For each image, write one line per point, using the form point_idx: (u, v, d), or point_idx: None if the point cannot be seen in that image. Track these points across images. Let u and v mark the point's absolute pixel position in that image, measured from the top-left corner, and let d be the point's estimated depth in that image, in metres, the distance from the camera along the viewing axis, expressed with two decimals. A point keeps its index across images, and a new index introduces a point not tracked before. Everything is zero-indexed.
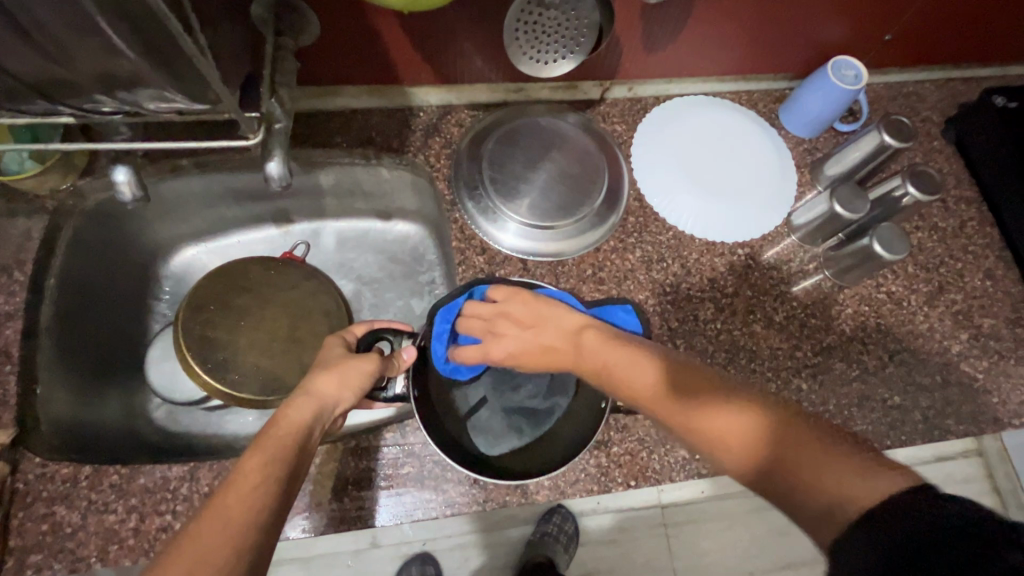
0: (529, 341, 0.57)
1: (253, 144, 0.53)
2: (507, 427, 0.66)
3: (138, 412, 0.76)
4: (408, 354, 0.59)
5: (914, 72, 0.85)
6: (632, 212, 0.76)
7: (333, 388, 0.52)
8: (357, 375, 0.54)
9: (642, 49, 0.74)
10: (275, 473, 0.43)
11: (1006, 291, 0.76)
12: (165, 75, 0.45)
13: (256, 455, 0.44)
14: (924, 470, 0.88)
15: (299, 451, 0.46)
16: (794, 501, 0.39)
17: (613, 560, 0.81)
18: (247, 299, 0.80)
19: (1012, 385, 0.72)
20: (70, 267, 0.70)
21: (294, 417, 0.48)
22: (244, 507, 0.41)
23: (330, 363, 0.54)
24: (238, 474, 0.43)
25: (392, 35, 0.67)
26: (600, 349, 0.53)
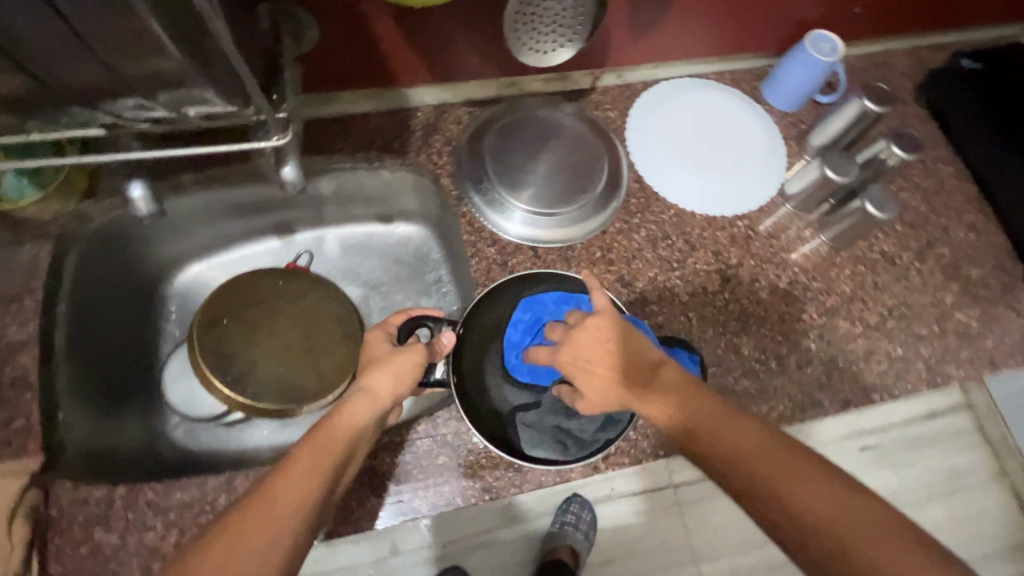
0: (602, 363, 0.53)
1: (285, 142, 0.54)
2: (551, 444, 0.64)
3: (157, 432, 0.76)
4: (448, 339, 0.61)
5: (883, 42, 0.89)
6: (633, 194, 0.78)
7: (388, 386, 0.54)
8: (413, 369, 0.56)
9: (628, 35, 0.77)
10: (326, 465, 0.47)
11: (989, 241, 0.81)
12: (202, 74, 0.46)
13: (307, 447, 0.48)
14: (921, 426, 0.92)
15: (348, 443, 0.49)
16: (832, 561, 0.41)
17: (631, 547, 0.80)
18: (258, 311, 0.78)
19: (1002, 330, 0.77)
20: (79, 291, 0.69)
21: (355, 414, 0.52)
22: (296, 492, 0.44)
23: (381, 359, 0.56)
24: (290, 460, 0.46)
25: (389, 34, 0.69)
26: (676, 392, 0.51)
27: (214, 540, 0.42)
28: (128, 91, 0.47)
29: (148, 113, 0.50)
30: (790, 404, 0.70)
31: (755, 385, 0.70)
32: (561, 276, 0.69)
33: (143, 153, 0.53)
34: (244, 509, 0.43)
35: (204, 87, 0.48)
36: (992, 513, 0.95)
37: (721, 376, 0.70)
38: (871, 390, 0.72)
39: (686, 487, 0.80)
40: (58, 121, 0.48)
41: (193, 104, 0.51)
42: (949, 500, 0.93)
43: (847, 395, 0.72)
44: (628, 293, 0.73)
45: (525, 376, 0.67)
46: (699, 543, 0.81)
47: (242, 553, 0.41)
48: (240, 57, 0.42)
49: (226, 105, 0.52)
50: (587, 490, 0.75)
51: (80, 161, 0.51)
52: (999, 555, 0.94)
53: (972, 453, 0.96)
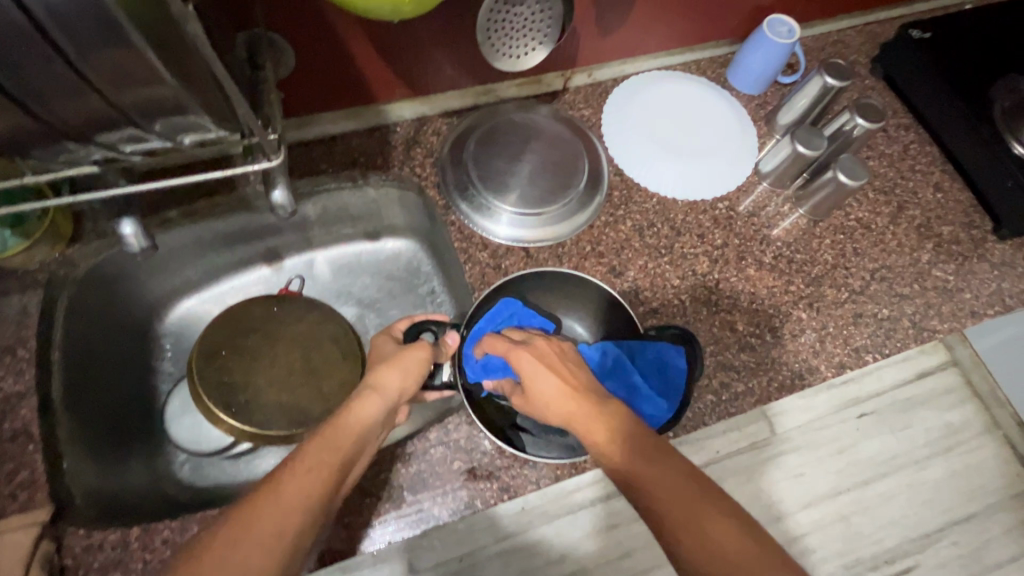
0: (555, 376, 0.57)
1: (278, 163, 0.54)
2: (552, 446, 0.69)
3: (164, 472, 0.75)
4: (453, 340, 0.66)
5: (835, 22, 0.93)
6: (615, 187, 0.80)
7: (395, 381, 0.58)
8: (419, 365, 0.60)
9: (596, 35, 0.79)
10: (330, 461, 0.49)
11: (956, 199, 0.84)
12: (197, 100, 0.47)
13: (314, 443, 0.50)
14: (911, 387, 0.95)
15: (353, 442, 0.52)
16: None
17: None
18: (255, 339, 0.78)
19: (979, 281, 0.80)
20: (72, 338, 0.68)
21: (364, 411, 0.55)
22: (302, 488, 0.46)
23: (386, 357, 0.60)
24: (298, 456, 0.49)
25: (363, 53, 0.69)
26: (614, 423, 0.52)
27: (224, 527, 0.44)
28: (124, 126, 0.47)
29: (143, 145, 0.50)
30: (788, 373, 0.72)
31: (754, 358, 0.72)
32: (539, 275, 0.71)
33: (139, 188, 0.52)
34: (254, 503, 0.45)
35: (203, 113, 0.48)
36: (989, 464, 0.98)
37: (720, 353, 0.72)
38: (863, 351, 0.75)
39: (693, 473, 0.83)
40: (56, 159, 0.49)
41: (187, 132, 0.51)
42: (948, 455, 0.96)
43: (841, 359, 0.74)
44: (621, 283, 0.74)
45: (475, 372, 0.65)
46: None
47: (246, 546, 0.43)
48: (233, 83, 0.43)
49: (219, 130, 0.52)
50: (582, 486, 0.70)
51: (72, 200, 0.50)
52: (1000, 501, 0.97)
53: (963, 409, 0.99)
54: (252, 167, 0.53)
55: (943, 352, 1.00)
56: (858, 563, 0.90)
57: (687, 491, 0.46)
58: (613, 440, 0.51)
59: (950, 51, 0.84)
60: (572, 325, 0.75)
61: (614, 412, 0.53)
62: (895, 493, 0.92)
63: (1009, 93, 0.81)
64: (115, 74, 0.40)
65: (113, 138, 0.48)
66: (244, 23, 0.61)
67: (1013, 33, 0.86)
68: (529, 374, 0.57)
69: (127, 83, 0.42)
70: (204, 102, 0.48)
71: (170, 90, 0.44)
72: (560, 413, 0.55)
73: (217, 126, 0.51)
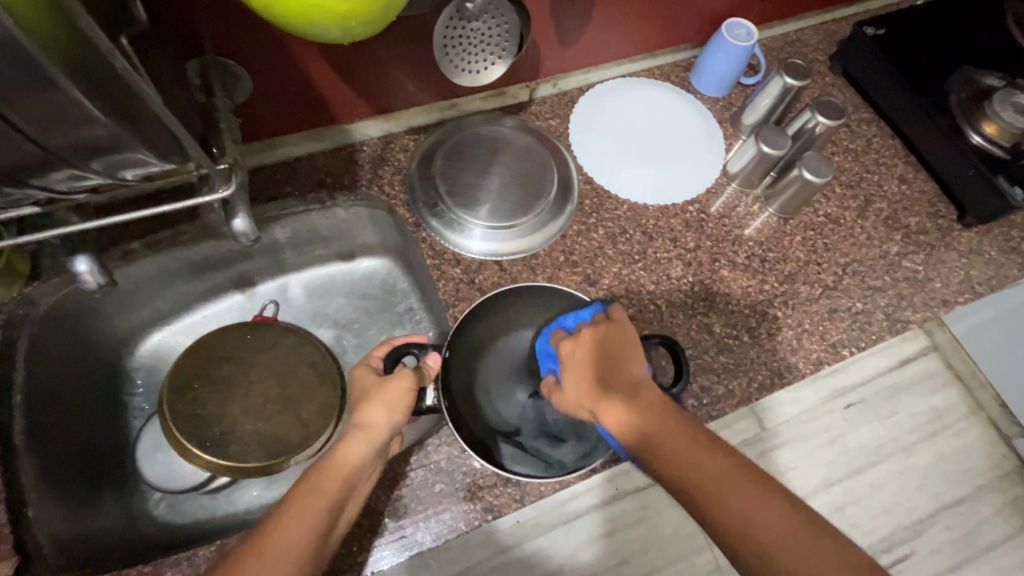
0: (587, 366, 0.54)
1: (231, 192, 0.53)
2: (529, 462, 0.65)
3: (138, 512, 0.73)
4: (433, 360, 0.64)
5: (792, 22, 0.95)
6: (586, 195, 0.80)
7: (381, 418, 0.57)
8: (405, 399, 0.58)
9: (557, 46, 0.79)
10: (318, 507, 0.51)
11: (920, 190, 0.86)
12: (136, 137, 0.46)
13: (300, 491, 0.52)
14: (893, 376, 0.96)
15: (339, 486, 0.53)
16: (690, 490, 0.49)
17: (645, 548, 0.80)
18: (229, 368, 0.76)
19: (948, 270, 0.81)
20: (34, 379, 0.66)
21: (353, 452, 0.55)
22: (289, 539, 0.49)
23: (370, 392, 0.59)
24: (286, 503, 0.51)
25: (323, 76, 0.69)
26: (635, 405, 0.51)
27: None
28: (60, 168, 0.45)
29: (83, 183, 0.49)
30: (767, 372, 0.72)
31: (732, 359, 0.72)
32: (527, 289, 0.70)
33: (83, 226, 0.50)
34: (239, 559, 0.48)
35: (142, 150, 0.47)
36: (974, 450, 0.99)
37: (699, 356, 0.71)
38: (839, 346, 0.75)
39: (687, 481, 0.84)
40: None
41: (129, 167, 0.49)
42: (934, 440, 0.96)
43: (818, 355, 0.74)
44: (596, 291, 0.74)
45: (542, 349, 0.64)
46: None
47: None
48: (174, 117, 0.43)
49: (163, 163, 0.51)
50: (577, 496, 0.74)
51: (14, 242, 0.48)
52: (986, 484, 0.98)
53: (946, 395, 1.00)
54: (202, 197, 0.52)
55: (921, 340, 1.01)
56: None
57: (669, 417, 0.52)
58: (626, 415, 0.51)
59: (904, 47, 0.86)
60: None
61: (633, 407, 0.51)
62: (884, 482, 0.93)
63: (964, 85, 0.83)
64: (48, 116, 0.39)
65: (49, 180, 0.46)
66: (196, 52, 0.60)
67: (962, 26, 0.89)
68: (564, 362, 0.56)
69: (60, 125, 0.40)
70: (144, 138, 0.47)
71: (108, 131, 0.43)
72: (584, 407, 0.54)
73: (161, 159, 0.50)
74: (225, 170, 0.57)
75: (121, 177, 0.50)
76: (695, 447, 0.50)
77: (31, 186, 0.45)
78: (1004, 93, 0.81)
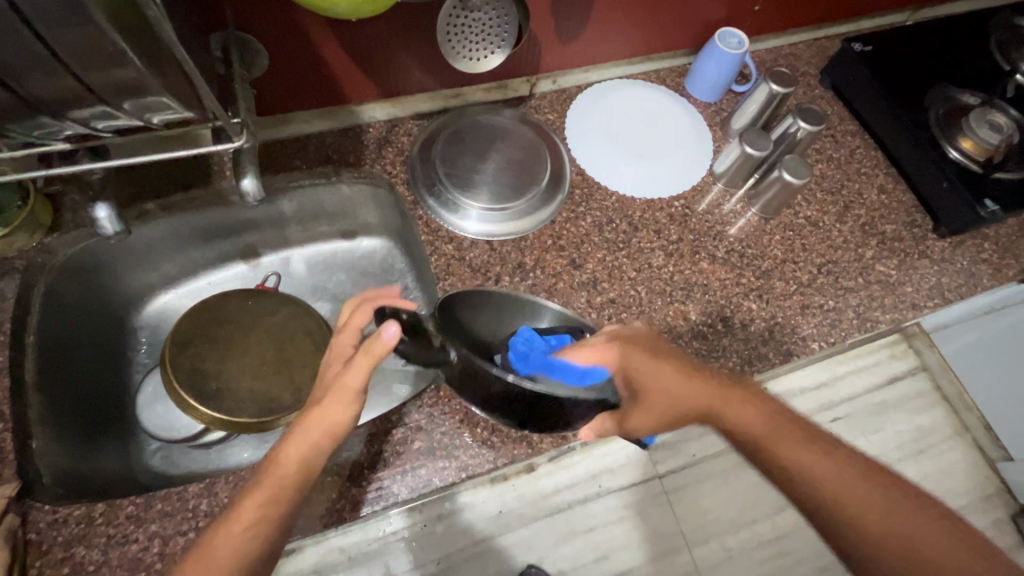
0: (673, 373, 0.62)
1: (240, 145, 0.57)
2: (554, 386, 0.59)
3: (135, 460, 0.76)
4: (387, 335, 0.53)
5: (786, 37, 0.99)
6: (577, 186, 0.84)
7: (335, 412, 0.55)
8: (347, 401, 0.55)
9: (557, 43, 0.84)
10: (270, 515, 0.51)
11: (898, 200, 0.89)
12: (160, 82, 0.50)
13: (253, 497, 0.52)
14: (881, 392, 1.00)
15: (295, 487, 0.53)
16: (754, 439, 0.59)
17: (624, 538, 0.87)
18: (229, 329, 0.80)
19: (920, 276, 0.84)
20: (47, 324, 0.70)
21: (306, 454, 0.54)
22: (238, 547, 0.50)
23: (330, 386, 0.57)
24: (237, 512, 0.52)
25: (336, 56, 0.74)
26: (740, 397, 0.62)
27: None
28: (96, 105, 0.50)
29: (113, 123, 0.54)
30: (738, 361, 0.76)
31: (705, 346, 0.76)
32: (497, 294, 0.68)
33: (108, 164, 0.54)
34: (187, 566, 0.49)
35: (164, 93, 0.52)
36: (952, 464, 1.01)
37: (673, 341, 0.75)
38: (810, 339, 0.78)
39: (670, 477, 0.92)
40: (32, 132, 0.51)
41: (153, 111, 0.54)
42: (914, 455, 0.99)
43: (789, 347, 0.77)
44: (580, 274, 0.78)
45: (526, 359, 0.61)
46: (690, 528, 0.91)
47: None
48: (193, 64, 0.47)
49: (182, 111, 0.56)
50: (559, 490, 0.86)
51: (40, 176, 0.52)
52: (964, 500, 0.99)
53: (932, 414, 1.03)
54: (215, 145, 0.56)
55: (912, 359, 1.04)
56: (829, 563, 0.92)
57: (750, 400, 0.62)
58: (738, 407, 0.61)
59: (889, 63, 0.90)
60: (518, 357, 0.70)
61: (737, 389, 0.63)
62: None
63: (942, 102, 0.88)
64: (87, 52, 0.44)
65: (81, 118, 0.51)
66: (220, 27, 0.65)
67: (947, 48, 0.93)
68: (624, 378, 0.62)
69: (94, 63, 0.45)
70: (169, 85, 0.52)
71: (136, 72, 0.48)
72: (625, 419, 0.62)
73: (181, 107, 0.55)
74: (240, 126, 0.62)
75: (147, 121, 0.55)
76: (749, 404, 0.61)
77: (67, 119, 0.50)
78: (980, 112, 0.85)
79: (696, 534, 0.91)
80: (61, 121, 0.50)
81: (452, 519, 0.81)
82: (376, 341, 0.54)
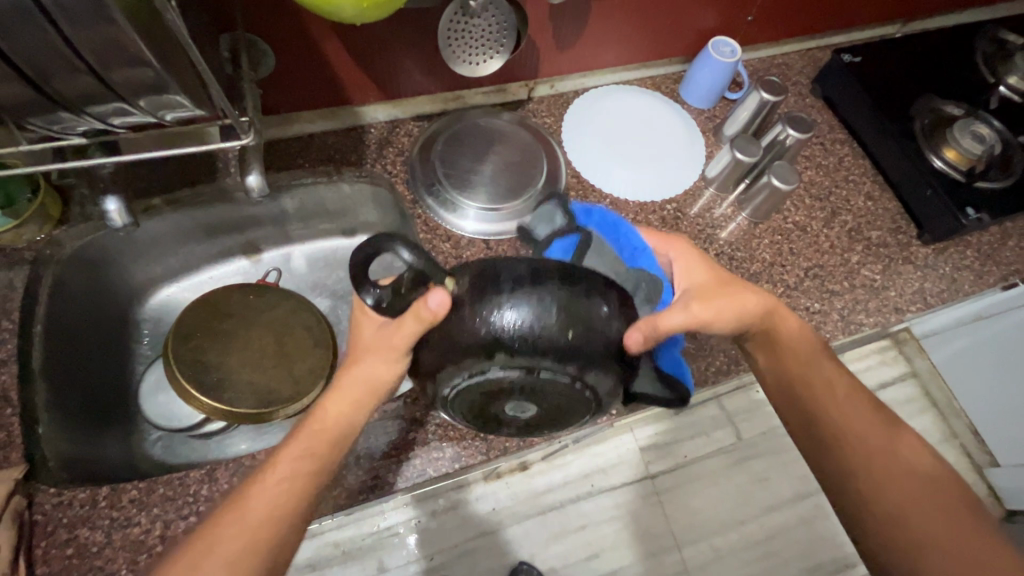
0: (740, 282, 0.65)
1: (248, 142, 0.59)
2: (602, 261, 0.75)
3: (136, 448, 0.78)
4: (437, 301, 0.49)
5: (779, 46, 1.02)
6: (572, 188, 0.87)
7: (381, 368, 0.56)
8: (389, 359, 0.55)
9: (555, 50, 0.86)
10: (305, 472, 0.55)
11: (885, 207, 0.92)
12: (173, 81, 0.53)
13: (287, 455, 0.55)
14: None
15: (331, 447, 0.57)
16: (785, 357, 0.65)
17: (614, 534, 0.88)
18: (231, 322, 0.82)
19: (904, 280, 0.87)
20: (54, 314, 0.72)
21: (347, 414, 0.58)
22: (273, 502, 0.53)
23: (370, 346, 0.56)
24: (270, 469, 0.55)
25: (340, 59, 0.76)
26: (794, 326, 0.66)
27: (199, 537, 0.51)
28: (111, 101, 0.52)
29: (126, 119, 0.56)
30: (725, 360, 0.78)
31: (693, 344, 0.79)
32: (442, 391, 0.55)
33: (120, 159, 0.56)
34: (221, 519, 0.52)
35: (178, 92, 0.54)
36: None
37: None
38: None
39: (660, 476, 0.93)
40: (50, 126, 0.53)
41: (166, 109, 0.57)
42: None
43: None
44: None
45: (598, 219, 0.79)
46: (680, 527, 0.91)
47: (217, 560, 0.49)
48: (206, 64, 0.49)
49: (193, 110, 0.58)
50: (550, 488, 0.89)
51: (56, 169, 0.54)
52: None
53: (919, 418, 1.05)
54: (224, 142, 0.58)
55: (899, 364, 1.06)
56: (818, 565, 0.93)
57: (806, 333, 0.67)
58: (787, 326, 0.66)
59: (877, 74, 0.93)
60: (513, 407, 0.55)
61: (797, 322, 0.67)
62: None
63: (927, 113, 0.90)
64: (106, 53, 0.46)
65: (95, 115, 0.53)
66: (229, 28, 0.67)
67: (935, 60, 0.96)
68: (677, 263, 0.69)
69: (114, 62, 0.47)
70: (181, 84, 0.54)
71: (152, 72, 0.50)
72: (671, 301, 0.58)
73: (192, 106, 0.57)
74: (248, 124, 0.64)
75: (159, 117, 0.58)
76: (801, 334, 0.66)
77: (84, 115, 0.52)
78: (964, 122, 0.88)
79: (686, 533, 0.91)
80: (80, 116, 0.52)
81: (446, 516, 0.84)
82: (421, 306, 0.50)
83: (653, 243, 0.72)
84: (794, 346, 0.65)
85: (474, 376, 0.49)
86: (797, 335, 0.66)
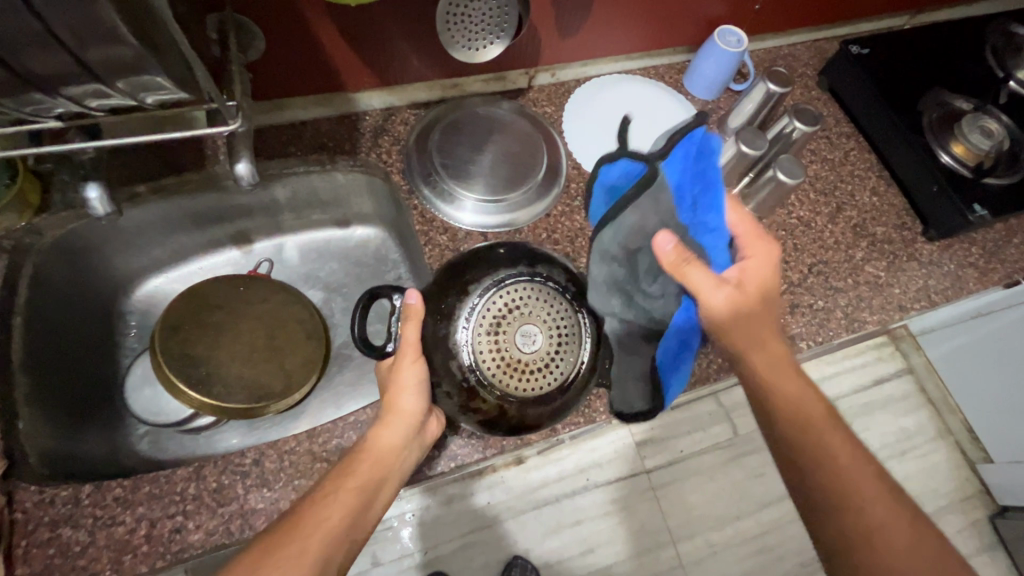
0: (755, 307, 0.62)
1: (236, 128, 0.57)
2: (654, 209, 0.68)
3: (122, 444, 0.76)
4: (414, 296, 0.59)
5: (785, 36, 1.00)
6: (573, 180, 0.84)
7: (410, 374, 0.58)
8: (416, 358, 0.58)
9: (557, 37, 0.84)
10: (350, 491, 0.54)
11: (890, 203, 0.90)
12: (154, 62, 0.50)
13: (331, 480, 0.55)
14: (868, 394, 1.02)
15: (375, 471, 0.56)
16: (781, 413, 0.61)
17: (612, 531, 0.88)
18: (222, 314, 0.80)
19: (907, 278, 0.86)
20: (34, 306, 0.69)
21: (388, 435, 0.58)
22: (320, 518, 0.51)
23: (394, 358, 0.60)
24: (317, 491, 0.53)
25: (333, 43, 0.73)
26: (794, 383, 0.62)
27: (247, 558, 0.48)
28: (88, 82, 0.50)
29: (106, 101, 0.53)
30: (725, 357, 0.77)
31: None
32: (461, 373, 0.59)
33: (97, 143, 0.53)
34: (271, 539, 0.49)
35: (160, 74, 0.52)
36: (935, 465, 1.02)
37: None
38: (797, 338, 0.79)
39: (657, 472, 0.91)
40: (23, 108, 0.50)
41: (148, 91, 0.54)
42: (900, 457, 1.01)
43: None
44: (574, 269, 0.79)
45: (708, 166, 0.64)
46: (676, 525, 0.90)
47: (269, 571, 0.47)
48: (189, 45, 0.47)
49: (175, 93, 0.55)
50: (547, 484, 0.87)
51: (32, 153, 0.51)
52: (947, 502, 1.01)
53: (918, 415, 1.04)
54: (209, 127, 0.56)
55: (898, 361, 1.05)
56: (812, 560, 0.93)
57: (811, 389, 0.62)
58: (788, 381, 0.62)
59: (886, 67, 0.90)
60: (521, 338, 0.59)
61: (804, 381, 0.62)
62: None
63: (936, 106, 0.89)
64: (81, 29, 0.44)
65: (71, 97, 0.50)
66: (216, 7, 0.64)
67: (943, 52, 0.94)
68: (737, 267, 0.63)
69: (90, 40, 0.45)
70: (163, 65, 0.51)
71: (132, 51, 0.47)
72: (715, 283, 0.60)
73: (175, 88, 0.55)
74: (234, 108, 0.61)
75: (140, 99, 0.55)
76: (807, 391, 0.61)
77: (60, 96, 0.50)
78: (972, 117, 0.87)
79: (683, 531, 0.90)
80: (55, 97, 0.50)
81: (440, 512, 0.83)
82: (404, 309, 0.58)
83: (741, 230, 0.64)
84: (791, 404, 0.60)
85: (469, 319, 0.59)
86: (796, 394, 0.61)
